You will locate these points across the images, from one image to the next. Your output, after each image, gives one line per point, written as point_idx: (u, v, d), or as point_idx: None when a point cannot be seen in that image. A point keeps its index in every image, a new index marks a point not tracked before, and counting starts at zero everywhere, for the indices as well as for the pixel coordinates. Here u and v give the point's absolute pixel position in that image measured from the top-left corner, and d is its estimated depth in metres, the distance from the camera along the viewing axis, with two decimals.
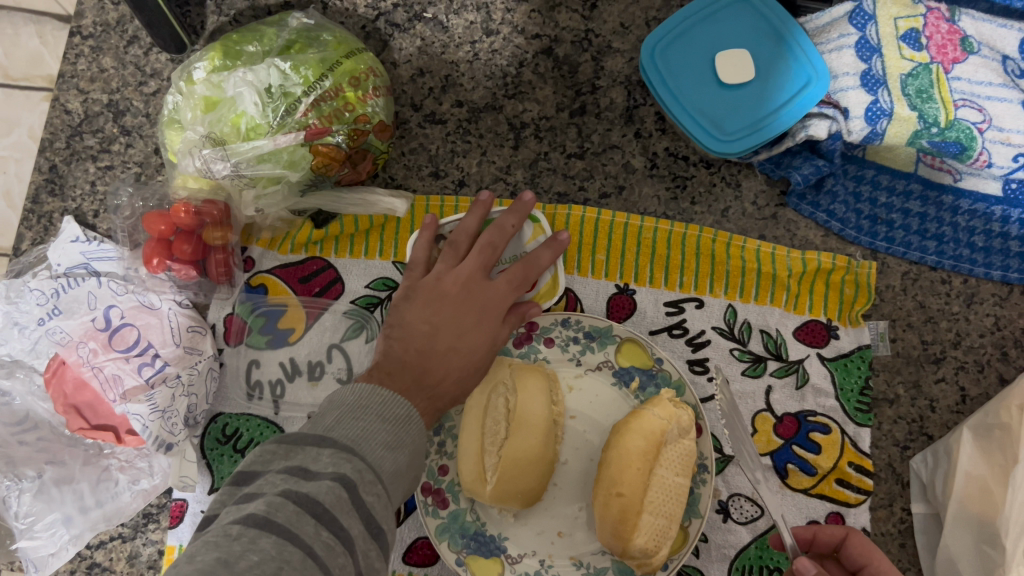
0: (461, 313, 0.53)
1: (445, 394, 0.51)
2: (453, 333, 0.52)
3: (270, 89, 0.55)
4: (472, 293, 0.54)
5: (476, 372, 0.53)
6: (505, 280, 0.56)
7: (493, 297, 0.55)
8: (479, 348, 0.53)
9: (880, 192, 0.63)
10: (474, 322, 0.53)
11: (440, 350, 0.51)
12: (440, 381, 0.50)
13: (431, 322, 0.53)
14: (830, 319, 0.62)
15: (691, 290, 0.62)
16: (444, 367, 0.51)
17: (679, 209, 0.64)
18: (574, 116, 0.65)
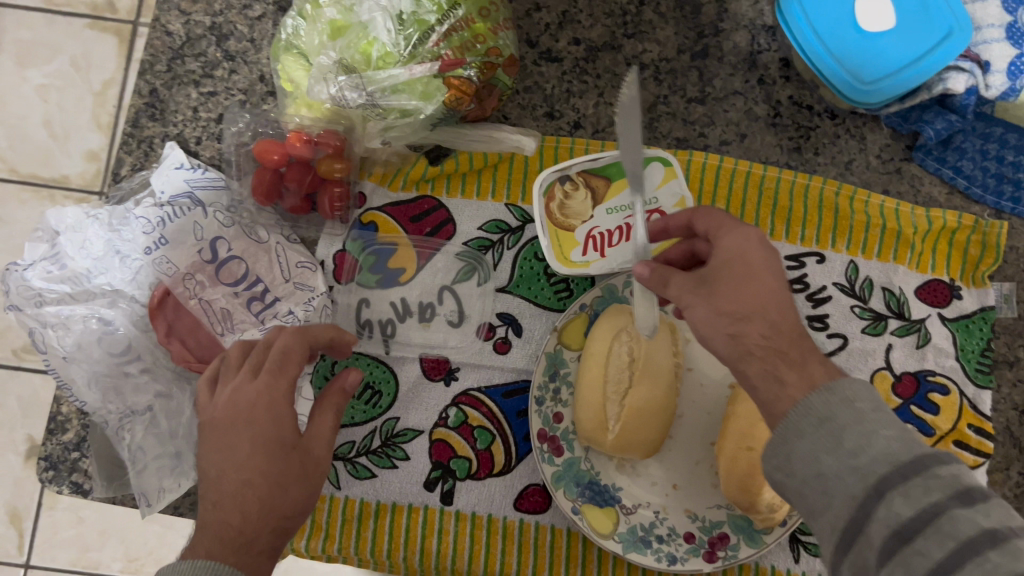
0: (226, 433, 0.40)
1: (278, 515, 0.39)
2: (228, 461, 0.39)
3: (401, 15, 0.52)
4: (235, 404, 0.41)
5: (294, 480, 0.40)
6: (262, 376, 0.42)
7: (258, 410, 0.41)
8: (282, 456, 0.40)
9: (1006, 151, 0.61)
10: (254, 445, 0.40)
11: (227, 490, 0.39)
12: (251, 526, 0.38)
13: (216, 461, 0.40)
14: (953, 279, 0.60)
15: (812, 245, 0.61)
16: (239, 504, 0.38)
17: (802, 160, 0.62)
18: (696, 59, 0.63)
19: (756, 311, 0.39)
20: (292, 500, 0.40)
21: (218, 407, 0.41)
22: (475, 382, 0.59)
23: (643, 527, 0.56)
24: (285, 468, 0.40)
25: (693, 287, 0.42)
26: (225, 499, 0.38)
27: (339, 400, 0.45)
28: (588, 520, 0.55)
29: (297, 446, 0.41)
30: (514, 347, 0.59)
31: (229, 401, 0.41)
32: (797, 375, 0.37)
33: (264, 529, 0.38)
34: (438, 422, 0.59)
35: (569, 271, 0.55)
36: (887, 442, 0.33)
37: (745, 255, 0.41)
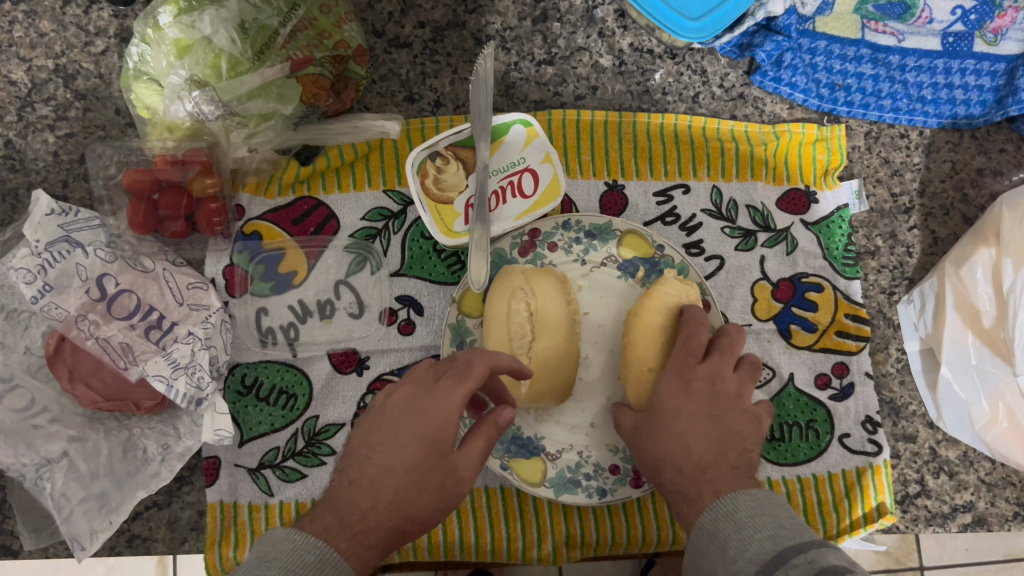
0: (399, 429, 0.46)
1: (401, 513, 0.44)
2: (383, 449, 0.46)
3: (244, 24, 0.53)
4: (419, 404, 0.47)
5: (429, 488, 0.45)
6: (445, 385, 0.47)
7: (434, 418, 0.46)
8: (428, 462, 0.45)
9: (833, 61, 0.66)
10: (413, 443, 0.46)
11: (371, 472, 0.45)
12: (374, 514, 0.43)
13: (370, 445, 0.46)
14: (807, 186, 0.65)
15: (676, 177, 0.65)
16: (374, 490, 0.44)
17: (653, 101, 0.66)
18: (537, 23, 0.66)
19: (689, 425, 0.49)
20: (420, 504, 0.45)
21: (402, 406, 0.47)
22: (387, 367, 0.60)
23: (570, 468, 0.59)
24: (429, 468, 0.45)
25: (636, 420, 0.52)
26: (360, 484, 0.45)
27: (494, 433, 0.48)
28: (517, 473, 0.59)
29: (445, 457, 0.46)
30: (418, 326, 0.61)
31: (441, 404, 0.46)
32: (689, 507, 0.47)
33: (384, 521, 0.43)
34: (357, 412, 0.60)
35: (454, 242, 0.57)
36: (760, 544, 0.41)
37: (675, 403, 0.50)
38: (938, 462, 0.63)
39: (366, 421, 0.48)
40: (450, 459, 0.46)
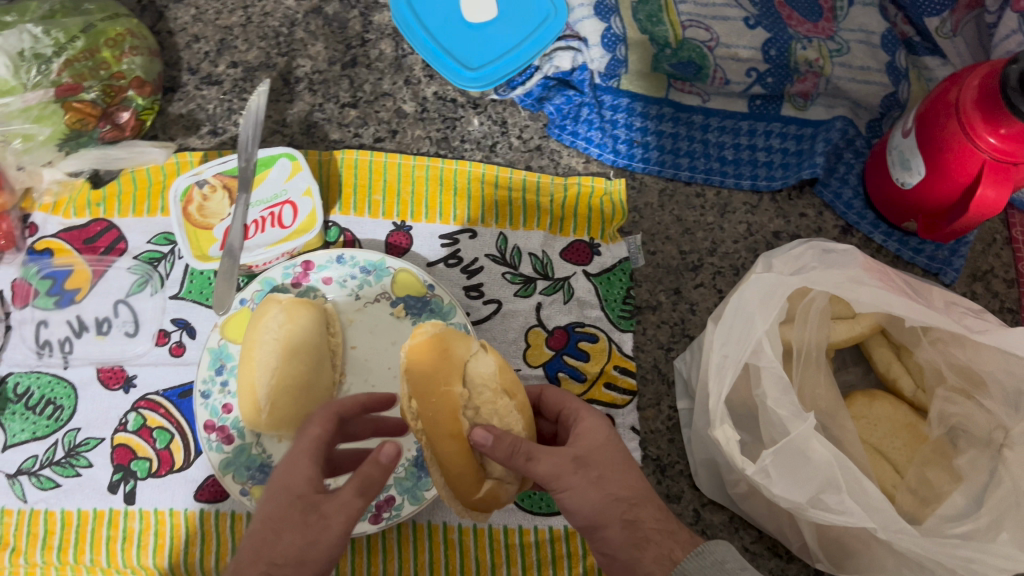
0: (267, 493, 0.46)
1: (264, 563, 0.43)
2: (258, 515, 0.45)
3: (23, 53, 0.58)
4: (280, 465, 0.47)
5: (290, 530, 0.43)
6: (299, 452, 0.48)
7: (292, 475, 0.46)
8: (285, 508, 0.44)
9: (635, 118, 0.67)
10: (278, 498, 0.45)
11: (250, 542, 0.44)
12: (245, 575, 0.42)
13: (262, 509, 0.46)
14: (593, 238, 0.65)
15: (464, 223, 0.66)
16: (250, 554, 0.44)
17: (450, 147, 0.68)
18: (346, 68, 0.69)
19: (621, 467, 0.47)
20: (280, 552, 0.43)
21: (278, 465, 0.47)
22: (152, 387, 0.62)
23: None
24: (286, 516, 0.44)
25: (569, 466, 0.46)
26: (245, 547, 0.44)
27: (372, 467, 0.45)
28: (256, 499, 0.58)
29: (303, 500, 0.45)
30: (189, 348, 0.63)
31: (291, 456, 0.47)
32: (682, 547, 0.44)
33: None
34: (119, 428, 0.62)
35: (205, 265, 0.59)
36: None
37: (608, 445, 0.48)
38: (700, 525, 0.61)
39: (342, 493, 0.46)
40: (308, 503, 0.44)
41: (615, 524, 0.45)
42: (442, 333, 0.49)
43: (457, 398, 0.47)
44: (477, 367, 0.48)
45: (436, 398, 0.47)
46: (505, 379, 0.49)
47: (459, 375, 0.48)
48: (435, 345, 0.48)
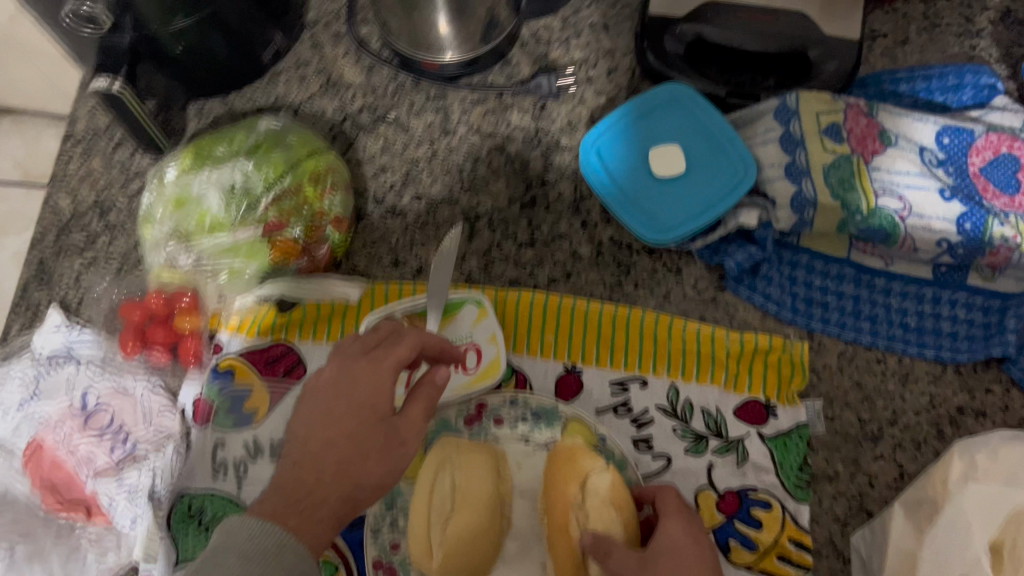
0: (343, 373, 0.47)
1: (309, 479, 0.43)
2: (320, 422, 0.45)
3: (233, 188, 0.61)
4: (341, 382, 0.47)
5: (372, 450, 0.45)
6: (365, 355, 0.48)
7: (357, 391, 0.47)
8: (359, 426, 0.46)
9: (814, 275, 0.67)
10: (347, 410, 0.46)
11: (312, 449, 0.45)
12: (321, 483, 0.44)
13: (306, 421, 0.46)
14: (768, 398, 0.64)
15: (635, 370, 0.65)
16: (317, 467, 0.44)
17: (624, 293, 0.68)
18: (525, 208, 0.70)
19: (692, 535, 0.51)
20: (359, 481, 0.45)
21: (338, 367, 0.48)
22: None
23: None
24: (354, 425, 0.46)
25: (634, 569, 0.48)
26: (274, 498, 0.42)
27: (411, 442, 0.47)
28: None
29: (387, 427, 0.46)
30: None
31: (395, 351, 0.48)
32: None
33: (311, 476, 0.44)
34: None
35: None
36: None
37: (682, 547, 0.49)
38: None
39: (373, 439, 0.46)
40: (393, 431, 0.46)
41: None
42: (581, 449, 0.57)
43: (570, 497, 0.54)
44: (595, 480, 0.55)
45: (553, 491, 0.56)
46: (615, 494, 0.54)
47: (580, 478, 0.55)
48: (568, 458, 0.56)
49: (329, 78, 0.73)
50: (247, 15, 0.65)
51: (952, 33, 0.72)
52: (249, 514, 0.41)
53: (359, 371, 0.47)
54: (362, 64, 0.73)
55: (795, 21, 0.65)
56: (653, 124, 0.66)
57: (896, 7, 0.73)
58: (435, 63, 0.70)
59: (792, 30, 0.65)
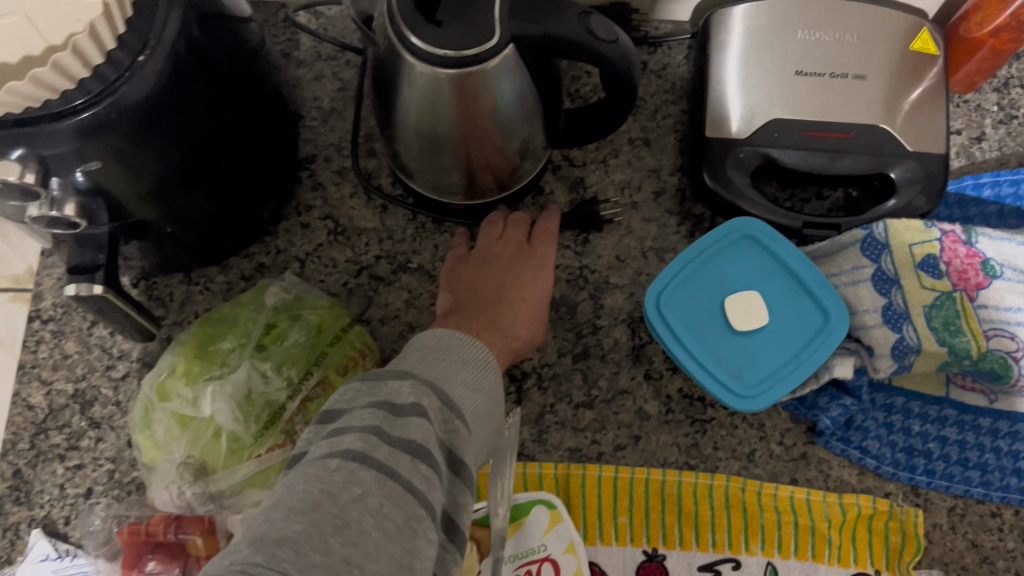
0: (492, 242, 0.60)
1: (489, 292, 0.57)
2: (502, 280, 0.57)
3: (250, 396, 0.51)
4: (512, 260, 0.58)
5: (539, 321, 0.57)
6: (542, 243, 0.59)
7: (503, 239, 0.60)
8: (528, 281, 0.58)
9: (912, 420, 0.59)
10: (527, 274, 0.58)
11: (509, 300, 0.56)
12: (500, 297, 0.56)
13: (492, 281, 0.57)
14: (879, 571, 0.56)
15: (725, 549, 0.56)
16: (522, 326, 0.56)
17: (702, 455, 0.59)
18: (578, 360, 0.61)
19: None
20: (502, 296, 0.57)
21: (494, 228, 0.61)
22: None
23: None
24: (533, 296, 0.57)
25: None
26: (461, 304, 0.56)
27: None
28: None
29: (530, 255, 0.59)
30: None
31: (529, 221, 0.61)
32: None
33: (477, 305, 0.55)
34: None
35: None
36: None
37: None
38: None
39: (489, 263, 0.58)
40: (530, 256, 0.59)
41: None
42: None
43: None
44: None
45: None
46: None
47: None
48: None
49: (337, 224, 0.64)
50: (241, 172, 0.57)
51: None
52: (445, 328, 0.47)
53: (503, 236, 0.60)
54: (374, 205, 0.64)
55: (873, 134, 0.58)
56: (705, 278, 0.58)
57: (966, 99, 0.65)
58: (464, 203, 0.60)
59: (872, 146, 0.58)
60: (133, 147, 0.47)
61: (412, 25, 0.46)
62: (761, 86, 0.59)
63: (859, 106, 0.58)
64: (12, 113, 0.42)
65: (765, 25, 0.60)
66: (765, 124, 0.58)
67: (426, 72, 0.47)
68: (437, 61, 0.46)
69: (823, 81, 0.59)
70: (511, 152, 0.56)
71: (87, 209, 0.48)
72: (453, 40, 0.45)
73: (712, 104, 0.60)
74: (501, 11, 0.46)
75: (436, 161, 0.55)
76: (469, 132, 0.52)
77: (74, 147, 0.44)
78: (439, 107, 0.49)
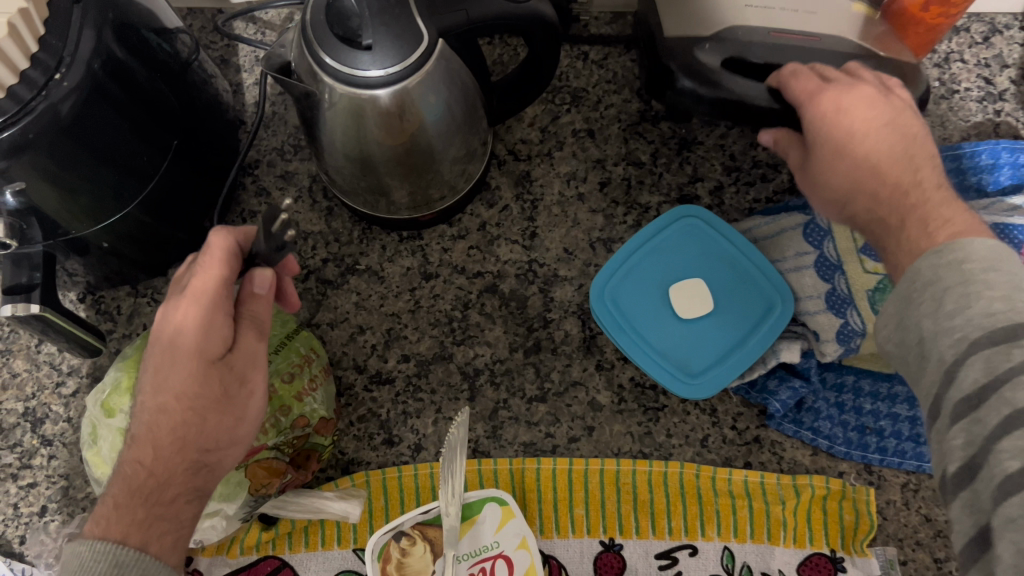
0: (158, 354, 0.43)
1: (194, 450, 0.42)
2: (152, 392, 0.42)
3: None
4: (166, 348, 0.42)
5: (218, 411, 0.43)
6: (200, 281, 0.43)
7: (164, 320, 0.43)
8: (200, 385, 0.42)
9: (863, 399, 0.59)
10: (182, 375, 0.42)
11: (168, 432, 0.42)
12: (164, 453, 0.42)
13: (157, 397, 0.42)
14: (834, 550, 0.56)
15: (681, 536, 0.56)
16: (179, 459, 0.42)
17: (656, 443, 0.59)
18: (530, 354, 0.61)
19: (871, 177, 0.45)
20: (216, 433, 0.43)
21: (159, 328, 0.43)
22: None
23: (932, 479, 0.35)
24: (194, 394, 0.42)
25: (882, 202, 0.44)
26: (123, 498, 0.41)
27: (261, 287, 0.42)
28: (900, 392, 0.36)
29: (225, 372, 0.43)
30: None
31: (194, 291, 0.42)
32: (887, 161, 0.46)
33: (179, 469, 0.42)
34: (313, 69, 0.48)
35: None
36: None
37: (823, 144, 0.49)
38: None
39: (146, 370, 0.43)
40: (230, 373, 0.43)
41: (859, 211, 0.46)
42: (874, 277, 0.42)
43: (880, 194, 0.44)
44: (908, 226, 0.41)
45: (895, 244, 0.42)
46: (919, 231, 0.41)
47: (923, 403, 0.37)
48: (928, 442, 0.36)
49: None
50: (176, 186, 0.56)
51: (972, 99, 0.65)
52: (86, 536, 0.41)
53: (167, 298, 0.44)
54: (319, 208, 0.64)
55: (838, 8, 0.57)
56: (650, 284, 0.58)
57: None
58: (432, 212, 0.61)
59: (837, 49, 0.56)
60: (60, 166, 0.46)
61: (332, 51, 0.47)
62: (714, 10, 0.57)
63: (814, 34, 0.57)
64: None
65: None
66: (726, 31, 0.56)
67: (347, 93, 0.48)
68: (359, 82, 0.47)
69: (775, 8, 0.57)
70: (450, 161, 0.57)
71: (16, 229, 0.48)
72: (377, 61, 0.46)
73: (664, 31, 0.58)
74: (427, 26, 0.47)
75: (371, 177, 0.55)
76: (399, 152, 0.53)
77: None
78: (363, 124, 0.50)
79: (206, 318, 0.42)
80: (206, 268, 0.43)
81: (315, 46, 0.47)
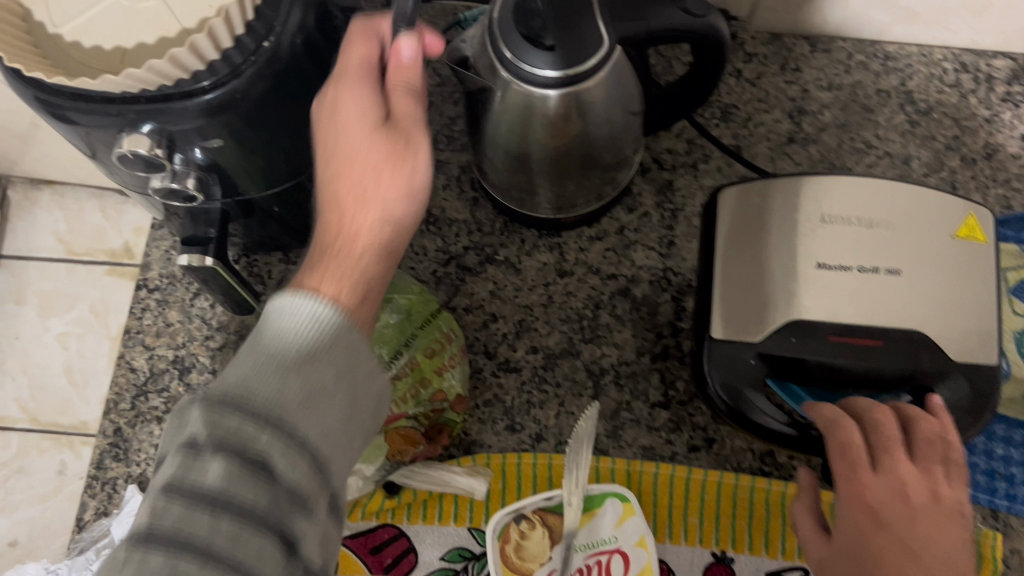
0: (334, 186, 0.43)
1: (383, 277, 0.42)
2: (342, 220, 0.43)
3: None
4: (341, 180, 0.43)
5: (393, 160, 0.43)
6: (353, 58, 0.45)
7: (332, 139, 0.43)
8: (372, 142, 0.43)
9: (995, 443, 0.57)
10: (360, 149, 0.42)
11: (358, 265, 0.42)
12: (355, 274, 0.41)
13: (344, 231, 0.42)
14: None
15: (794, 558, 0.56)
16: (363, 209, 0.43)
17: (776, 462, 0.59)
18: (657, 361, 0.62)
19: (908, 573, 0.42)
20: (390, 195, 0.43)
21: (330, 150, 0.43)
22: None
23: None
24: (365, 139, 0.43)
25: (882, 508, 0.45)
26: (330, 311, 0.39)
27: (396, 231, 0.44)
28: None
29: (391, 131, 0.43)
30: None
31: (350, 115, 0.43)
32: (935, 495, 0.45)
33: (370, 286, 0.41)
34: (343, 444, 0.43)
35: None
36: None
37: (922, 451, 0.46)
38: None
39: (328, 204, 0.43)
40: (398, 136, 0.43)
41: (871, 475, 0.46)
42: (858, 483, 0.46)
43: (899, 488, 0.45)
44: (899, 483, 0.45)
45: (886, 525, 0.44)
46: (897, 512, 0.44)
47: None
48: None
49: (429, 215, 0.66)
50: None
51: None
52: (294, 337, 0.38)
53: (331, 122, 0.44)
54: (465, 198, 0.66)
55: (906, 344, 0.50)
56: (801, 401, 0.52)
57: None
58: (574, 215, 0.62)
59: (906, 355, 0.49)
60: (250, 129, 0.49)
61: (511, 47, 0.48)
62: (778, 259, 0.52)
63: (936, 220, 0.52)
64: (146, 92, 0.45)
65: (813, 182, 0.54)
66: (781, 325, 0.51)
67: (520, 91, 0.50)
68: (532, 80, 0.49)
69: (848, 274, 0.51)
70: (603, 167, 0.58)
71: (203, 184, 0.51)
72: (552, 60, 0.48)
73: (721, 282, 0.53)
74: (607, 28, 0.48)
75: (529, 174, 0.57)
76: (559, 151, 0.54)
77: (197, 124, 0.46)
78: (529, 120, 0.52)
79: (358, 103, 0.43)
80: (353, 47, 0.45)
81: (497, 43, 0.49)
